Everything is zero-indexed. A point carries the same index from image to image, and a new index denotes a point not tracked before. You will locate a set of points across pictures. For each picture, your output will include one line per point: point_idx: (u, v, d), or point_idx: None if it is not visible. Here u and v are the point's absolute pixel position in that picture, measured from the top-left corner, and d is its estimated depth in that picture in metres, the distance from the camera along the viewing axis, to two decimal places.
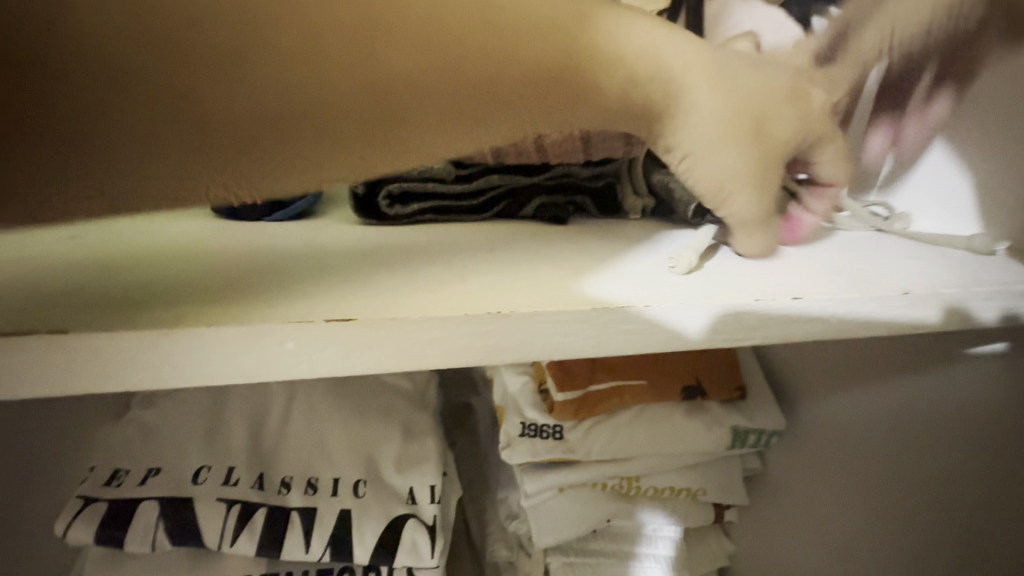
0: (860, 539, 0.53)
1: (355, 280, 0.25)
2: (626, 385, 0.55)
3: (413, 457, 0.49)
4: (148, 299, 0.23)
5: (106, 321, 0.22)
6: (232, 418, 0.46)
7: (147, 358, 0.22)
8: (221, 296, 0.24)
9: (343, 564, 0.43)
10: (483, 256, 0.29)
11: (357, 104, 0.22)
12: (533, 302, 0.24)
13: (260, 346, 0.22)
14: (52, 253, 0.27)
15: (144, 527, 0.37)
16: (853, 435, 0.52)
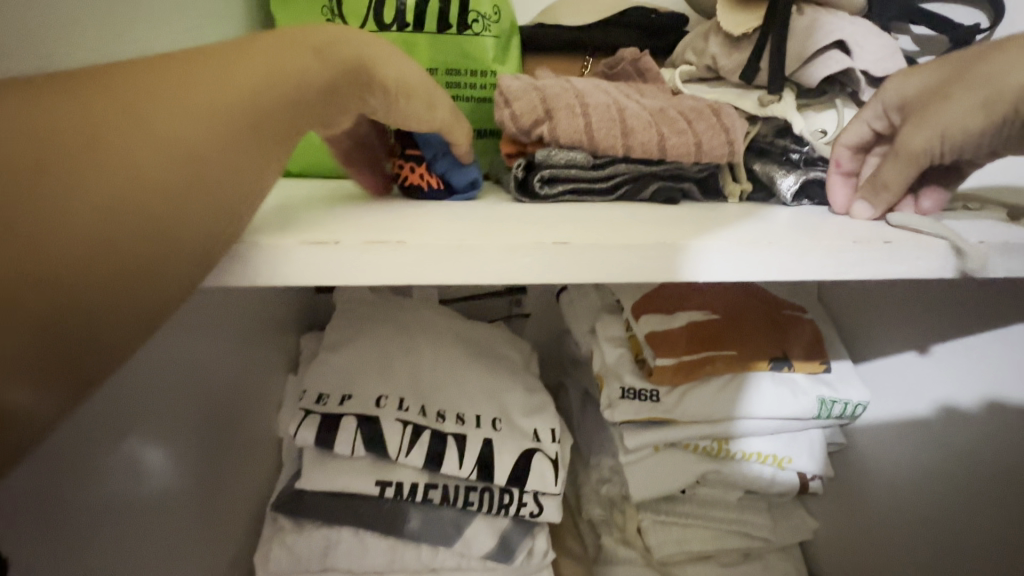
0: (948, 503, 0.57)
1: (561, 221, 0.33)
2: (718, 354, 0.62)
3: (536, 406, 0.59)
4: (418, 233, 0.30)
5: (383, 248, 0.28)
6: (394, 363, 0.57)
7: (425, 258, 0.28)
8: (476, 227, 0.31)
9: (484, 483, 0.53)
10: (632, 217, 0.37)
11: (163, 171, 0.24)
12: (686, 234, 0.31)
13: (512, 257, 0.29)
14: (328, 207, 0.39)
15: (348, 433, 0.49)
16: (937, 401, 0.58)
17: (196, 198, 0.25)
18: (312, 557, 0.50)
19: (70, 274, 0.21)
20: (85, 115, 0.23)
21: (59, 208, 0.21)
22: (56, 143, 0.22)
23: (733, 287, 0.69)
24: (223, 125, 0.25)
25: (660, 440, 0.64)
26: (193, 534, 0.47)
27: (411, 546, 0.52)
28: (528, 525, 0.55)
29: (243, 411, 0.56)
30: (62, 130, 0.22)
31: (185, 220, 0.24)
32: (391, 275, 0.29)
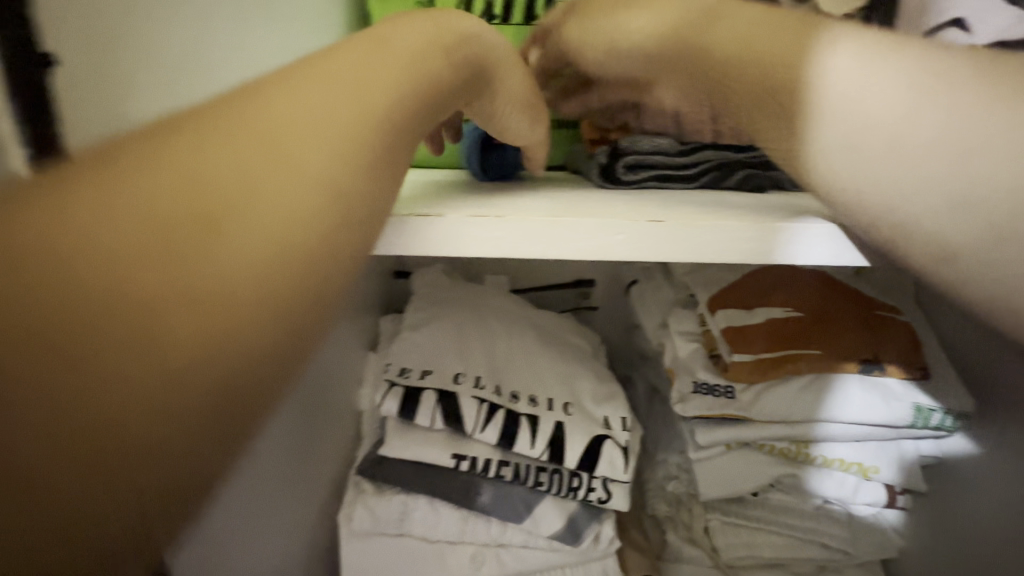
0: None
1: (649, 203, 0.34)
2: (801, 353, 0.59)
3: (606, 394, 0.59)
4: (516, 207, 0.31)
5: (487, 220, 0.30)
6: (471, 345, 0.60)
7: (519, 233, 0.30)
8: (565, 205, 0.32)
9: (554, 466, 0.54)
10: (720, 203, 0.37)
11: (322, 167, 0.20)
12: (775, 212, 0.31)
13: (603, 236, 0.30)
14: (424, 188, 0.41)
15: (429, 405, 0.52)
16: None
17: (344, 210, 0.21)
18: (392, 520, 0.54)
19: (244, 330, 0.16)
20: (268, 123, 0.19)
21: (263, 231, 0.17)
22: (243, 164, 0.17)
23: (820, 283, 0.65)
24: (362, 132, 0.22)
25: (733, 438, 0.62)
26: (286, 488, 0.52)
27: (482, 519, 0.54)
28: (596, 511, 0.55)
29: (331, 381, 0.60)
30: (256, 139, 0.18)
31: (344, 235, 0.20)
32: (491, 247, 0.30)
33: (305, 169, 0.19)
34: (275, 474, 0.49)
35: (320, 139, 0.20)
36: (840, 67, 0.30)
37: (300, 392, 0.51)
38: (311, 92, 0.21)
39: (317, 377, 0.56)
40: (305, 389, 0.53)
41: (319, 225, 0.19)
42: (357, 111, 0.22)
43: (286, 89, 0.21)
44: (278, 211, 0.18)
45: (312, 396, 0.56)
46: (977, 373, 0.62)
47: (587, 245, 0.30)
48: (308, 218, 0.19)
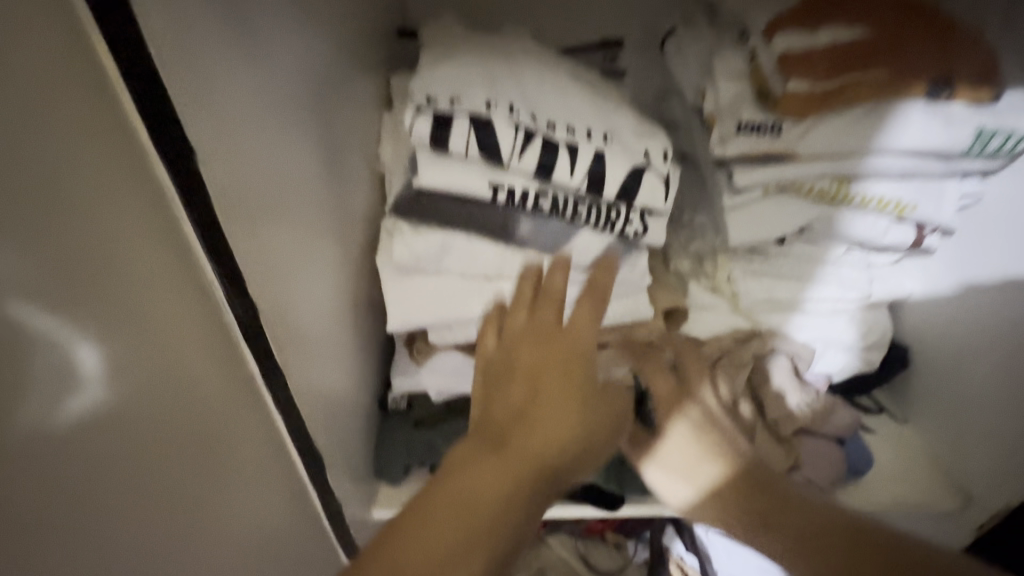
0: None
1: None
2: (864, 78, 0.54)
3: (645, 129, 0.55)
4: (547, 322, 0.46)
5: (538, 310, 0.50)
6: (496, 76, 0.54)
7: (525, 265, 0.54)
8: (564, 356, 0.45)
9: (593, 198, 0.53)
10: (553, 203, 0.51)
11: (501, 472, 0.37)
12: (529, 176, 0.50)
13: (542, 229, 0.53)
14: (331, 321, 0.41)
15: (462, 131, 0.49)
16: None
17: (523, 462, 0.38)
18: (431, 257, 0.55)
19: (482, 523, 0.35)
20: (461, 494, 0.36)
21: (481, 502, 0.36)
22: (453, 512, 0.35)
23: (900, 3, 0.58)
24: (514, 442, 0.39)
25: (774, 179, 0.60)
26: (315, 220, 0.52)
27: (518, 253, 0.55)
28: (631, 244, 0.56)
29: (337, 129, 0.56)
30: (461, 495, 0.36)
31: (526, 461, 0.38)
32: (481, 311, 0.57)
33: (468, 496, 0.36)
34: (303, 197, 0.48)
35: (468, 500, 0.36)
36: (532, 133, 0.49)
37: (304, 114, 0.47)
38: (476, 468, 0.37)
39: (323, 107, 0.52)
40: (312, 110, 0.49)
41: (511, 486, 0.37)
42: (488, 479, 0.37)
43: (472, 466, 0.38)
44: (480, 501, 0.36)
45: (325, 129, 0.53)
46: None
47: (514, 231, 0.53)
48: (508, 467, 0.38)
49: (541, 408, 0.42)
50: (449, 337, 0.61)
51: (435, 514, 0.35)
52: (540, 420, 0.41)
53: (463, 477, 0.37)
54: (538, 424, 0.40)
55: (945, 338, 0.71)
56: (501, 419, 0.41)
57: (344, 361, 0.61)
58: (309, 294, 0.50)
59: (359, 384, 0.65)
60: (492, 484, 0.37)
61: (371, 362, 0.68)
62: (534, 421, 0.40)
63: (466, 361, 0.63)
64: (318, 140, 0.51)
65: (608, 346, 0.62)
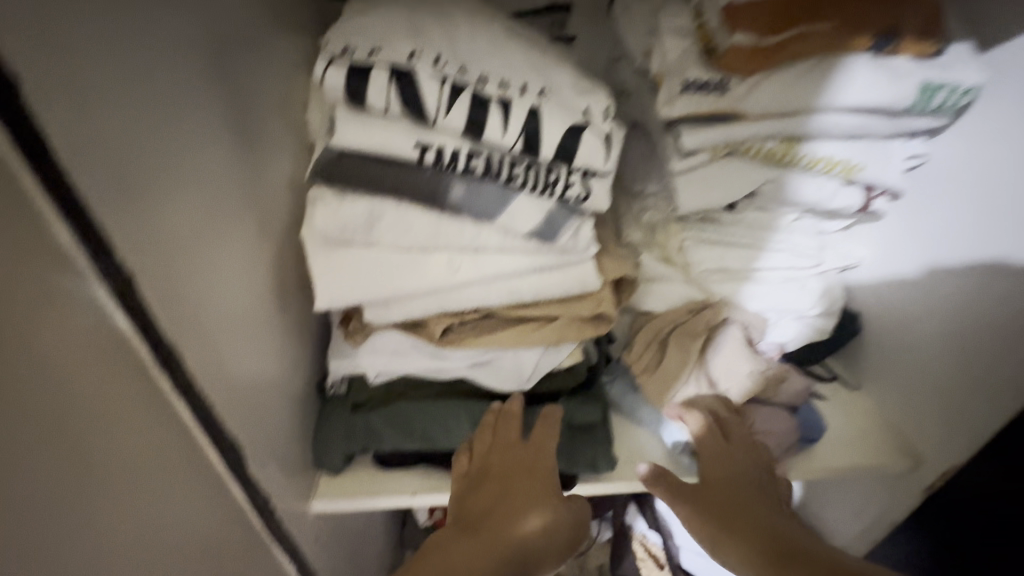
0: None
1: None
2: (809, 30, 0.52)
3: (585, 87, 0.52)
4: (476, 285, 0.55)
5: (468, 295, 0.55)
6: (425, 28, 0.50)
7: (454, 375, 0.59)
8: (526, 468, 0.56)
9: (529, 159, 0.49)
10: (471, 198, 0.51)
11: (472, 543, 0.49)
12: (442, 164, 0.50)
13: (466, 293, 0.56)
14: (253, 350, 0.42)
15: (380, 84, 0.44)
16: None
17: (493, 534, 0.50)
18: (360, 227, 0.51)
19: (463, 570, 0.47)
20: (452, 540, 0.50)
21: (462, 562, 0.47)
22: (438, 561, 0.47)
23: None
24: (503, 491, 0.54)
25: (724, 139, 0.58)
26: (228, 187, 0.47)
27: (455, 221, 0.51)
28: (573, 209, 0.53)
29: (251, 89, 0.51)
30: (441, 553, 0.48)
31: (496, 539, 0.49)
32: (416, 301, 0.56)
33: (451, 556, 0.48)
34: (206, 160, 0.43)
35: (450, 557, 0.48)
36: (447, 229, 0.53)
37: (202, 64, 0.42)
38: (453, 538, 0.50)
39: (230, 60, 0.47)
40: (214, 60, 0.44)
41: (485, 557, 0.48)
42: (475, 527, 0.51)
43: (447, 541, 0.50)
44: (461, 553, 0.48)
45: (235, 85, 0.48)
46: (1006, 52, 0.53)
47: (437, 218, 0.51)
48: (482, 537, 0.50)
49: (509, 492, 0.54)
50: (386, 315, 0.57)
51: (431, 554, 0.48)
52: (509, 500, 0.53)
53: (446, 544, 0.49)
54: (498, 525, 0.51)
55: (899, 304, 0.70)
56: (476, 509, 0.53)
57: (271, 345, 0.56)
58: (218, 269, 0.45)
59: (292, 370, 0.60)
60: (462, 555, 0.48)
61: (306, 345, 0.63)
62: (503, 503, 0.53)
63: (407, 342, 0.59)
64: (225, 98, 0.46)
65: (555, 320, 0.60)
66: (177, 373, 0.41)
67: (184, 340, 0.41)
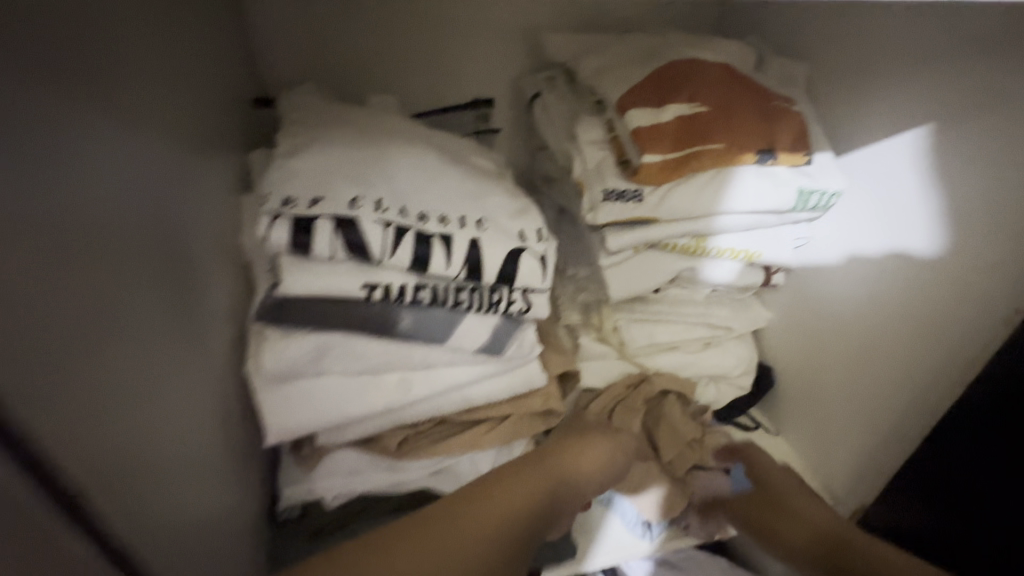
0: (902, 289, 0.61)
1: None
2: (705, 149, 0.60)
3: (518, 208, 0.56)
4: (423, 398, 0.57)
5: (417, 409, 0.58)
6: (362, 165, 0.52)
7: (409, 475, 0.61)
8: (569, 454, 0.61)
9: (473, 284, 0.52)
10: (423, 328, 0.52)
11: (505, 503, 0.52)
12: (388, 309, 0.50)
13: (418, 408, 0.58)
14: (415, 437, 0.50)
15: (324, 234, 0.45)
16: (890, 164, 0.61)
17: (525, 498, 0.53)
18: (310, 360, 0.51)
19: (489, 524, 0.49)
20: (490, 494, 0.52)
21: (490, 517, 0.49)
22: (477, 504, 0.50)
23: (725, 75, 0.65)
24: (545, 464, 0.59)
25: (642, 239, 0.64)
26: (168, 340, 0.45)
27: (405, 345, 0.53)
28: (517, 321, 0.56)
29: (182, 231, 0.50)
30: (482, 497, 0.51)
31: (528, 505, 0.53)
32: (368, 421, 0.57)
33: (488, 510, 0.50)
34: (147, 323, 0.42)
35: (482, 509, 0.50)
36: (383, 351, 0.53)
37: (136, 228, 0.41)
38: (492, 497, 0.51)
39: (163, 210, 0.46)
40: (148, 219, 0.43)
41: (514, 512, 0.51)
42: (514, 490, 0.53)
43: (487, 490, 0.52)
44: (492, 506, 0.51)
45: (169, 233, 0.47)
46: (861, 162, 0.65)
47: (385, 349, 0.53)
48: (521, 500, 0.53)
49: (554, 464, 0.59)
50: (340, 436, 0.57)
51: (481, 501, 0.51)
52: (549, 472, 0.58)
53: (485, 493, 0.51)
54: (532, 493, 0.54)
55: (796, 359, 0.80)
56: (528, 469, 0.57)
57: (218, 489, 0.53)
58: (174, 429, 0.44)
59: (239, 503, 0.58)
60: (496, 506, 0.51)
61: (251, 474, 0.61)
62: (543, 474, 0.57)
63: (362, 459, 0.59)
64: (161, 250, 0.45)
65: (507, 419, 0.62)
66: (131, 565, 0.38)
67: (140, 538, 0.38)
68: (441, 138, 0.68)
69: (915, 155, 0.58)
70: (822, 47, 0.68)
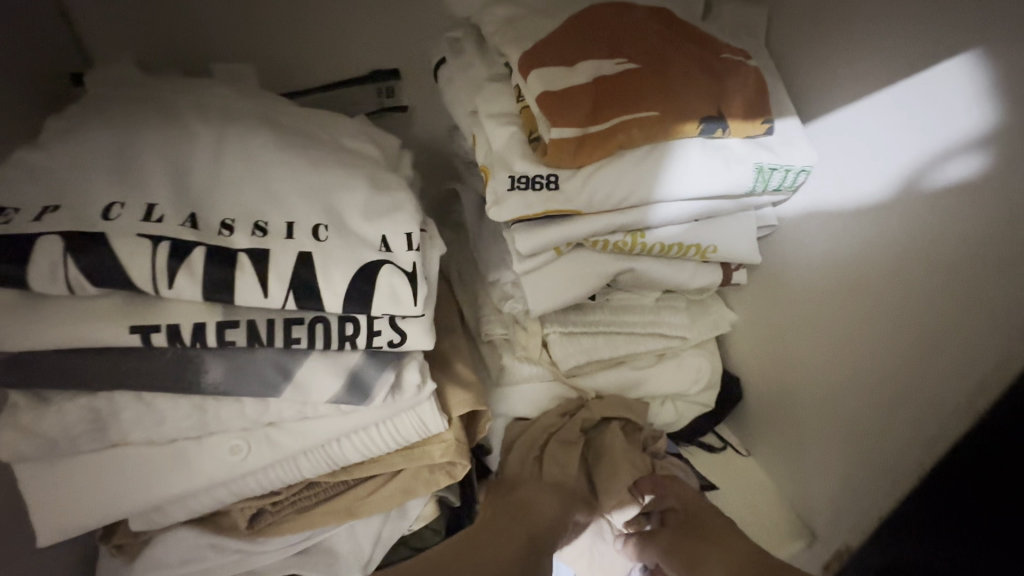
0: (886, 292, 0.48)
1: None
2: (634, 118, 0.46)
3: (383, 206, 0.42)
4: (270, 464, 0.43)
5: (264, 480, 0.44)
6: (145, 157, 0.37)
7: (269, 556, 0.47)
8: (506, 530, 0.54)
9: (313, 314, 0.38)
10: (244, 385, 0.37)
11: None
12: (187, 359, 0.36)
13: (266, 476, 0.44)
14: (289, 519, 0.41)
15: (51, 262, 0.31)
16: (870, 136, 0.48)
17: None
18: (86, 433, 0.37)
19: None
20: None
21: None
22: None
23: (663, 24, 0.50)
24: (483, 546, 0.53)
25: (561, 238, 0.50)
26: None
27: (227, 401, 0.39)
28: (391, 358, 0.42)
29: None
30: None
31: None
32: (197, 497, 0.43)
33: None
34: None
35: None
36: (197, 411, 0.39)
37: None
38: None
39: None
40: None
41: None
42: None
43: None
44: None
45: None
46: (833, 134, 0.51)
47: (196, 410, 0.38)
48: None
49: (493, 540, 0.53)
50: (163, 519, 0.43)
51: None
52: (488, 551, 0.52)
53: None
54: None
55: (757, 377, 0.67)
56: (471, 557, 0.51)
57: None
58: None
59: None
60: None
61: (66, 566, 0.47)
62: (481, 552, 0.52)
63: (204, 541, 0.46)
64: None
65: (396, 476, 0.49)
66: None
67: None
68: (305, 115, 0.52)
69: (895, 126, 0.45)
70: None
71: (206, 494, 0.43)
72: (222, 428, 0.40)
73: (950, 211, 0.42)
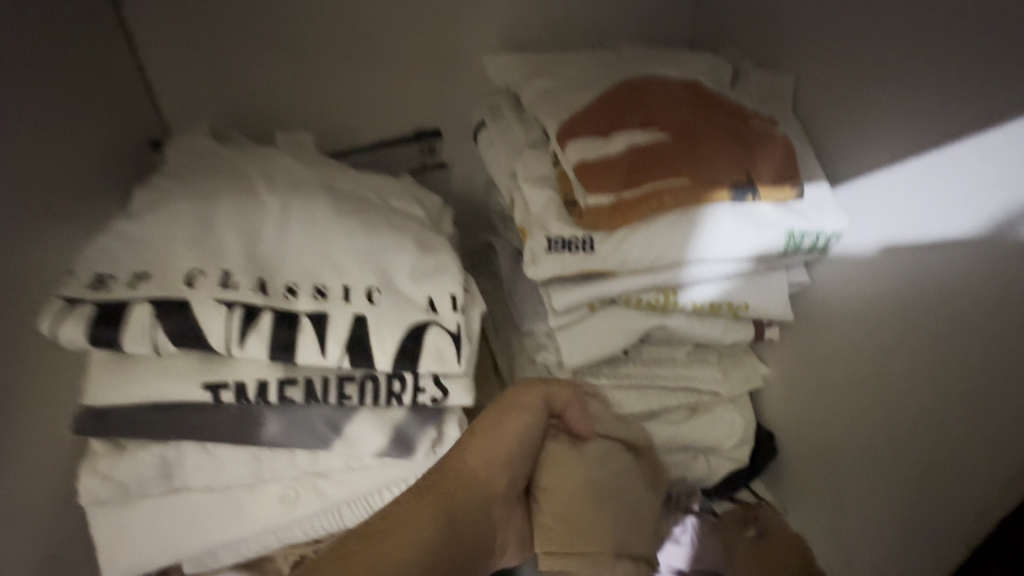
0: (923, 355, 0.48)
1: None
2: (666, 186, 0.49)
3: (430, 268, 0.45)
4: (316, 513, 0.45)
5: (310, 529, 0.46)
6: (220, 224, 0.41)
7: None
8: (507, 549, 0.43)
9: (364, 372, 0.41)
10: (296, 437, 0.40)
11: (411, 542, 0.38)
12: (250, 413, 0.39)
13: (312, 525, 0.45)
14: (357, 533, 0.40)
15: (141, 326, 0.34)
16: (899, 201, 0.49)
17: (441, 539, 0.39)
18: (153, 480, 0.40)
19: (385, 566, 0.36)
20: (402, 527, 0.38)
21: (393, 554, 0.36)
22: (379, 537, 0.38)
23: (693, 96, 0.54)
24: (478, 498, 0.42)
25: (595, 296, 0.52)
26: None
27: (280, 452, 0.41)
28: (433, 414, 0.44)
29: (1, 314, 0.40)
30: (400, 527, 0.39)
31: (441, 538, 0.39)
32: (246, 544, 0.45)
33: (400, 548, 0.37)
34: None
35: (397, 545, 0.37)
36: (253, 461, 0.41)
37: None
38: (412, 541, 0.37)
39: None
40: None
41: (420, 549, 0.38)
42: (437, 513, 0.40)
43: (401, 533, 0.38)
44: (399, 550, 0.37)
45: None
46: (862, 199, 0.53)
47: (253, 461, 0.41)
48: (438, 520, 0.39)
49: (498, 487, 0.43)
50: (214, 563, 0.45)
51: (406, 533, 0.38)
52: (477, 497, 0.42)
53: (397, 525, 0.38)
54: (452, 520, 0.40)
55: (790, 436, 0.66)
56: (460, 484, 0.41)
57: None
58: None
59: None
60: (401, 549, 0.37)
61: None
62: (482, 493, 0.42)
63: None
64: None
65: None
66: None
67: None
68: (358, 178, 0.57)
69: (924, 194, 0.47)
70: (809, 56, 0.56)
71: (255, 540, 0.45)
72: (275, 477, 0.42)
73: (957, 293, 0.45)
